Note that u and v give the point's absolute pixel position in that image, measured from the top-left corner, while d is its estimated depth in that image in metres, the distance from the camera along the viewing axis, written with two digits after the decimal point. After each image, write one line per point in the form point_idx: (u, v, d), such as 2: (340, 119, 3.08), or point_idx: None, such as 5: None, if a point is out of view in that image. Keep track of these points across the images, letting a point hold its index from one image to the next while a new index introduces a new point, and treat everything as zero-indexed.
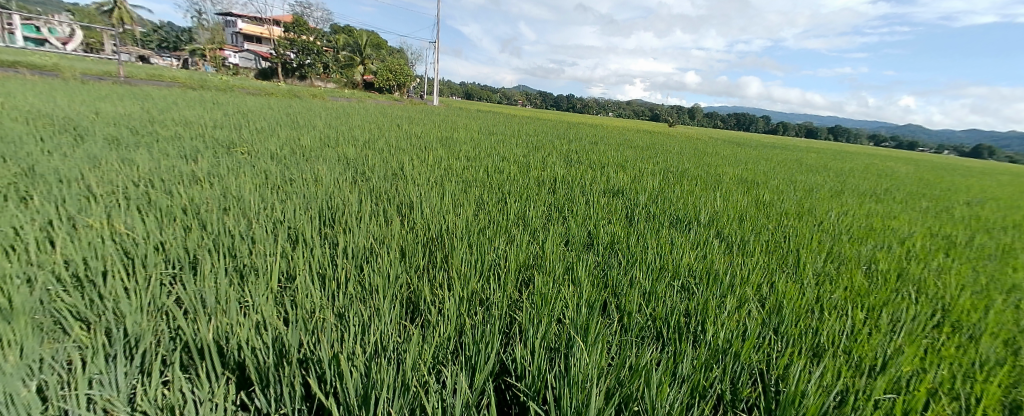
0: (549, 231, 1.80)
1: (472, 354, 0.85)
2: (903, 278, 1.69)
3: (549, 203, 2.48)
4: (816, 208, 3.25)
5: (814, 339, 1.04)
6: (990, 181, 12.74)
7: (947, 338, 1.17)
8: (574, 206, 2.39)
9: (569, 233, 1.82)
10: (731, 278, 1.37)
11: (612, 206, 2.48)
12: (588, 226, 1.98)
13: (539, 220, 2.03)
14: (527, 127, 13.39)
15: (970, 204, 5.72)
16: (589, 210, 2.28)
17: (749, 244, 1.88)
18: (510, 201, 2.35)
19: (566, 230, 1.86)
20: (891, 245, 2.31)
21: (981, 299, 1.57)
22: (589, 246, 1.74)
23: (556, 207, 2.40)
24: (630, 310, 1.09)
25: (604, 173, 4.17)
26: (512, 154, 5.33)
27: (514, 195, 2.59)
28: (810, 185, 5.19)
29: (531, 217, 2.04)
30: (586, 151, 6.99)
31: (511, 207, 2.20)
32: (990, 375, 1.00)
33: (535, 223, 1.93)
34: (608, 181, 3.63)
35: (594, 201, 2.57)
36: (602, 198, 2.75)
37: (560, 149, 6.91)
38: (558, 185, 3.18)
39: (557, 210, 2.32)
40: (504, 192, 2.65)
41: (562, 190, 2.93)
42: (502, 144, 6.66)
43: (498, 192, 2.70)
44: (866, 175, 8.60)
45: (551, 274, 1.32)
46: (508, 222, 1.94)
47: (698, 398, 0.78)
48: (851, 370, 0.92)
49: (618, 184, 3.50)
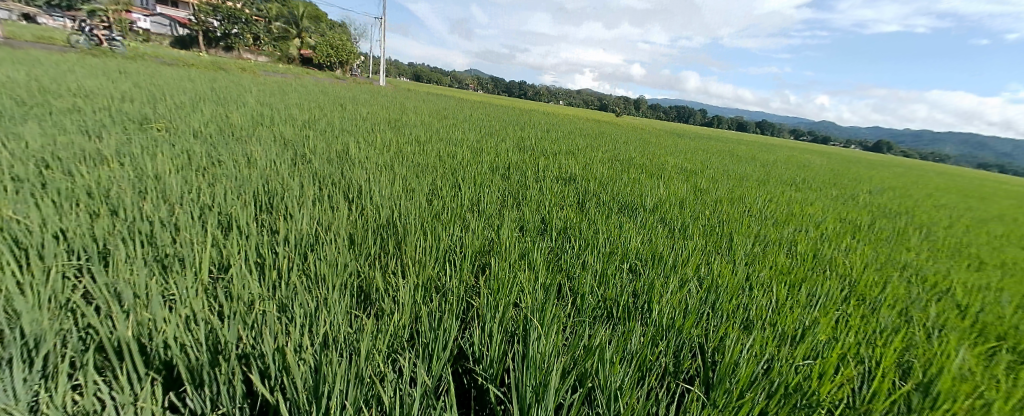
0: (504, 217, 1.80)
1: (430, 340, 0.84)
2: (818, 258, 1.91)
3: (503, 189, 2.48)
4: (746, 195, 3.57)
5: (745, 314, 1.15)
6: (885, 172, 14.65)
7: (853, 310, 1.35)
8: (528, 192, 2.41)
9: (523, 219, 1.84)
10: (674, 259, 1.47)
11: (565, 193, 2.53)
12: (542, 212, 2.02)
13: (492, 205, 2.02)
14: (478, 112, 13.24)
15: (870, 192, 6.58)
16: (543, 197, 2.32)
17: (690, 228, 2.02)
18: (464, 187, 2.32)
19: (520, 216, 1.88)
20: (807, 228, 2.61)
21: (880, 276, 1.81)
22: (542, 231, 1.77)
23: (509, 193, 2.41)
24: (583, 292, 1.13)
25: (555, 160, 4.27)
26: (465, 139, 5.25)
27: (467, 180, 2.56)
28: (741, 174, 5.69)
29: (485, 203, 2.03)
30: (537, 138, 7.05)
31: (465, 193, 2.17)
32: (888, 340, 1.17)
33: (489, 209, 1.93)
34: (560, 168, 3.69)
35: (547, 187, 2.62)
36: (555, 184, 2.80)
37: (512, 135, 6.90)
38: (512, 171, 3.19)
39: (511, 196, 2.33)
40: (457, 178, 2.61)
41: (516, 177, 2.95)
42: (453, 129, 6.51)
43: (451, 177, 2.65)
44: (790, 166, 9.56)
45: (507, 258, 1.32)
46: (462, 208, 1.91)
47: (645, 371, 0.85)
48: (777, 341, 1.03)
49: (569, 171, 3.58)
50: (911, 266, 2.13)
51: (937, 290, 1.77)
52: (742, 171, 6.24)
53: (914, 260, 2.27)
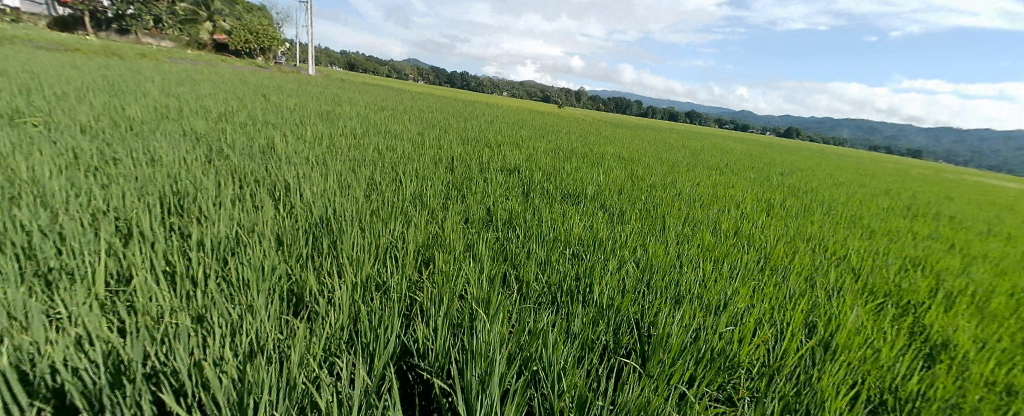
0: (448, 210, 1.77)
1: (370, 340, 0.80)
2: (738, 235, 2.11)
3: (446, 182, 2.43)
4: (676, 180, 3.83)
5: (676, 288, 1.24)
6: (794, 156, 16.50)
7: (767, 278, 1.51)
8: (473, 184, 2.39)
9: (468, 211, 1.82)
10: (613, 243, 1.55)
11: (510, 184, 2.55)
12: (487, 203, 2.01)
13: (436, 199, 1.98)
14: (420, 104, 12.85)
15: (781, 174, 7.38)
16: (487, 188, 2.32)
17: (627, 213, 2.13)
18: (405, 180, 2.25)
19: (465, 209, 1.85)
20: (728, 208, 2.87)
21: (788, 247, 2.04)
22: (487, 222, 1.77)
23: (453, 185, 2.38)
24: (528, 279, 1.14)
25: (500, 151, 4.28)
26: (406, 132, 5.07)
27: (409, 174, 2.48)
28: (673, 161, 6.10)
29: (428, 196, 1.99)
30: (481, 130, 7.00)
31: (407, 187, 2.10)
32: (795, 302, 1.33)
33: (432, 202, 1.89)
34: (505, 160, 3.70)
35: (491, 178, 2.62)
36: (499, 175, 2.81)
37: (456, 127, 6.79)
38: (456, 163, 3.15)
39: (455, 188, 2.29)
40: (398, 171, 2.52)
41: (459, 169, 2.91)
42: (393, 121, 6.26)
43: (392, 171, 2.55)
44: (716, 152, 10.42)
45: (451, 251, 1.30)
46: (403, 203, 1.84)
47: (587, 350, 0.89)
48: (704, 311, 1.13)
49: (513, 162, 3.61)
50: (813, 236, 2.42)
51: (834, 256, 2.03)
52: (674, 158, 6.68)
53: (815, 232, 2.59)
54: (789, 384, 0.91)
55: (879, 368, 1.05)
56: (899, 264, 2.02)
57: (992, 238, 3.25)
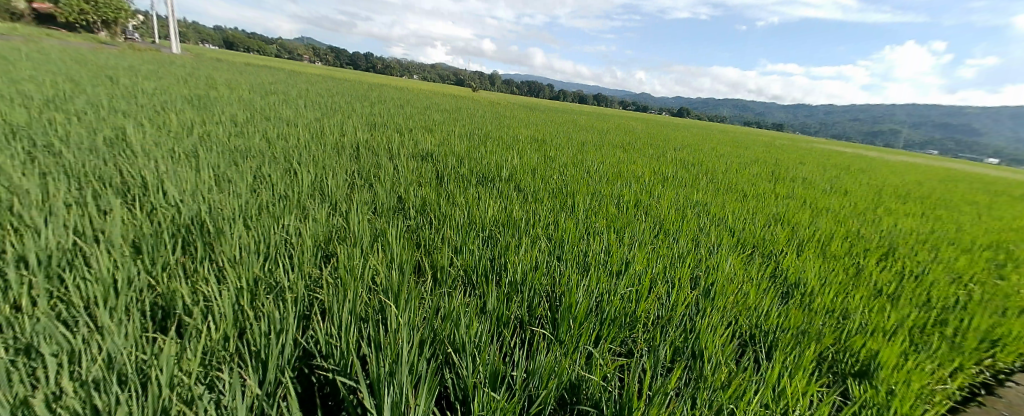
0: (353, 201, 1.66)
1: (262, 347, 0.72)
2: (638, 205, 2.32)
3: (352, 171, 2.27)
4: (585, 159, 4.07)
5: (584, 259, 1.33)
6: (687, 134, 18.57)
7: (662, 241, 1.69)
8: (381, 172, 2.27)
9: (377, 201, 1.73)
10: (526, 222, 1.59)
11: (421, 170, 2.47)
12: (398, 192, 1.93)
13: (340, 190, 1.84)
14: (322, 89, 11.74)
15: (676, 149, 8.26)
16: (398, 176, 2.22)
17: (540, 192, 2.21)
18: (303, 172, 2.05)
19: (373, 198, 1.75)
20: (629, 182, 3.13)
21: (678, 212, 2.30)
22: (399, 210, 1.69)
23: (359, 174, 2.23)
24: (442, 264, 1.13)
25: (412, 137, 4.12)
26: (305, 119, 4.60)
27: (307, 164, 2.26)
28: (584, 141, 6.47)
29: (331, 187, 1.83)
30: (392, 116, 6.66)
31: (304, 178, 1.91)
32: (684, 260, 1.51)
33: (336, 193, 1.75)
34: (416, 145, 3.57)
35: (402, 165, 2.50)
36: (410, 162, 2.70)
37: (364, 114, 6.36)
38: (363, 151, 2.95)
39: (362, 178, 2.15)
40: (294, 162, 2.28)
41: (367, 157, 2.73)
42: (289, 107, 5.64)
43: (286, 162, 2.30)
44: (622, 133, 11.27)
45: (357, 243, 1.22)
46: (301, 196, 1.68)
47: (502, 326, 0.93)
48: (608, 276, 1.23)
49: (426, 147, 3.50)
50: (697, 201, 2.76)
51: (716, 217, 2.33)
52: (585, 139, 7.08)
53: (699, 197, 2.95)
54: (679, 333, 1.05)
55: (749, 307, 1.25)
56: (765, 220, 2.39)
57: (829, 194, 4.02)
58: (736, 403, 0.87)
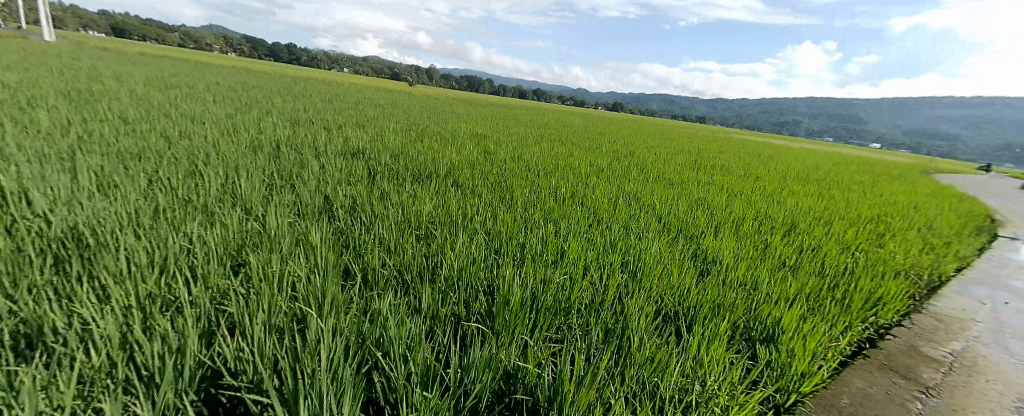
0: (273, 203, 1.53)
1: (156, 370, 0.64)
2: (573, 196, 2.40)
3: (272, 171, 2.10)
4: (524, 153, 4.13)
5: (522, 251, 1.36)
6: (623, 127, 19.59)
7: (596, 229, 1.77)
8: (306, 171, 2.13)
9: (300, 203, 1.62)
10: (461, 218, 1.58)
11: (352, 168, 2.35)
12: (324, 191, 1.82)
13: (258, 192, 1.69)
14: (241, 85, 10.72)
15: (612, 142, 8.67)
16: (325, 175, 2.09)
17: (478, 187, 2.21)
18: (212, 175, 1.86)
19: (296, 200, 1.64)
20: (566, 174, 3.24)
21: (611, 201, 2.42)
22: (326, 212, 1.60)
23: (280, 175, 2.07)
24: (372, 265, 1.08)
25: (343, 134, 3.90)
26: (219, 116, 4.18)
27: (219, 166, 2.06)
28: (525, 136, 6.56)
29: (247, 189, 1.68)
30: (322, 113, 6.26)
31: (215, 181, 1.73)
32: (616, 246, 1.60)
33: (252, 196, 1.60)
34: (348, 143, 3.40)
35: (330, 164, 2.36)
36: (340, 160, 2.56)
37: (289, 111, 5.91)
38: (286, 150, 2.74)
39: (284, 179, 2.00)
40: (203, 164, 2.06)
41: (291, 155, 2.54)
42: (199, 105, 5.08)
43: (193, 164, 2.07)
44: (562, 127, 11.60)
45: (277, 247, 1.13)
46: (210, 200, 1.52)
47: (437, 325, 0.92)
48: (545, 267, 1.27)
49: (358, 145, 3.34)
50: (628, 190, 2.92)
51: (645, 204, 2.48)
52: (526, 133, 7.18)
53: (630, 186, 3.13)
54: (610, 317, 1.11)
55: (674, 285, 1.35)
56: (688, 205, 2.59)
57: (744, 179, 4.45)
58: (659, 376, 0.94)
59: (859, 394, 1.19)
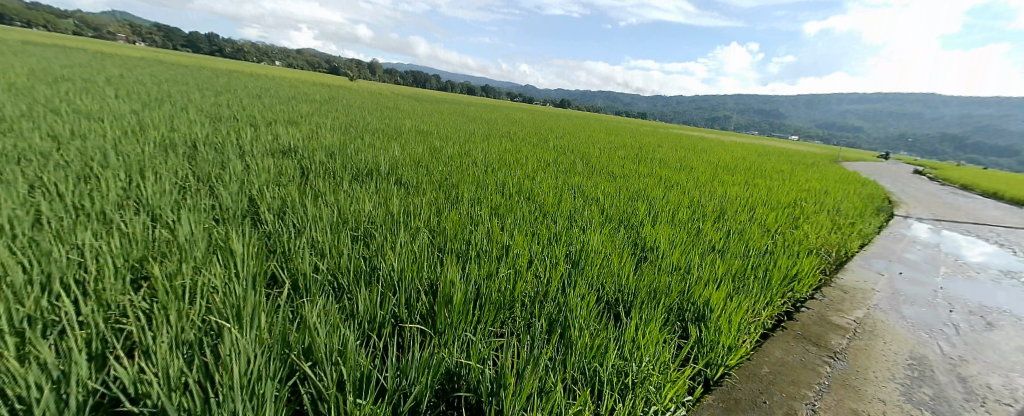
0: (189, 207, 1.40)
1: (35, 402, 0.57)
2: (520, 191, 2.44)
3: (189, 173, 1.92)
4: (472, 150, 4.12)
5: (467, 249, 1.36)
6: (572, 123, 20.10)
7: (541, 223, 1.81)
8: (229, 172, 1.97)
9: (222, 208, 1.49)
10: (402, 218, 1.54)
11: (284, 169, 2.21)
12: (250, 195, 1.69)
13: (170, 197, 1.53)
14: (154, 80, 9.64)
15: (561, 138, 8.89)
16: (251, 176, 1.94)
17: (422, 185, 2.17)
18: (112, 179, 1.65)
19: (216, 204, 1.51)
20: (512, 169, 3.28)
21: (555, 195, 2.48)
22: (252, 216, 1.50)
23: (199, 177, 1.90)
24: (302, 270, 1.03)
25: (276, 133, 3.66)
26: (126, 114, 3.74)
27: (122, 169, 1.84)
28: (474, 133, 6.54)
29: (157, 193, 1.53)
30: (251, 111, 5.79)
31: (116, 185, 1.55)
32: (560, 238, 1.65)
33: (163, 201, 1.46)
34: (281, 142, 3.19)
35: (258, 164, 2.21)
36: (270, 160, 2.40)
37: (212, 109, 5.40)
38: (206, 150, 2.51)
39: (202, 181, 1.84)
40: (103, 167, 1.84)
41: (212, 156, 2.34)
42: (99, 101, 4.49)
43: (90, 167, 1.84)
44: (513, 124, 11.70)
45: (192, 255, 1.04)
46: (111, 207, 1.36)
47: (374, 328, 0.90)
48: (489, 262, 1.28)
49: (291, 144, 3.14)
50: (572, 183, 3.02)
51: (588, 197, 2.57)
52: (475, 130, 7.15)
53: (574, 179, 3.23)
54: (552, 307, 1.14)
55: (614, 273, 1.42)
56: (628, 196, 2.72)
57: (681, 171, 4.74)
58: (598, 360, 0.98)
59: (775, 362, 1.32)
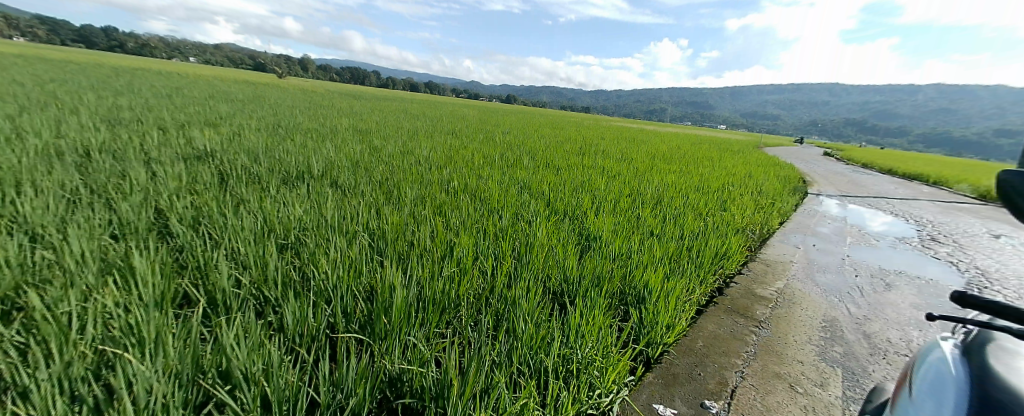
0: (78, 224, 1.24)
1: None
2: (464, 188, 2.41)
3: (80, 186, 1.69)
4: (415, 148, 4.02)
5: (410, 250, 1.32)
6: (520, 118, 20.28)
7: (487, 219, 1.81)
8: (130, 182, 1.76)
9: (122, 223, 1.33)
10: (338, 222, 1.46)
11: (199, 176, 2.02)
12: (158, 206, 1.52)
13: (54, 213, 1.34)
14: (37, 80, 8.33)
15: (508, 134, 8.94)
16: (158, 185, 1.75)
17: (361, 186, 2.08)
18: None
19: (115, 218, 1.34)
20: (457, 167, 3.24)
21: (499, 190, 2.49)
22: (160, 230, 1.35)
23: (92, 189, 1.68)
24: (220, 287, 0.95)
25: (192, 136, 3.32)
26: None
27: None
28: (418, 130, 6.39)
29: (36, 209, 1.32)
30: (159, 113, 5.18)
31: None
32: (505, 233, 1.65)
33: (45, 218, 1.27)
34: (197, 147, 2.90)
35: (168, 171, 1.99)
36: (183, 166, 2.17)
37: (111, 112, 4.77)
38: (102, 157, 2.22)
39: (96, 193, 1.62)
40: None
41: (110, 164, 2.08)
42: None
43: None
44: (460, 120, 11.57)
45: (82, 280, 0.92)
46: None
47: (306, 342, 0.86)
48: (433, 263, 1.26)
49: (209, 148, 2.87)
50: (516, 178, 3.05)
51: (533, 191, 2.60)
52: (420, 128, 6.98)
53: (518, 174, 3.27)
54: (498, 303, 1.15)
55: (559, 263, 1.45)
56: (571, 188, 2.79)
57: (623, 162, 4.95)
58: (543, 351, 1.00)
59: (708, 335, 1.43)
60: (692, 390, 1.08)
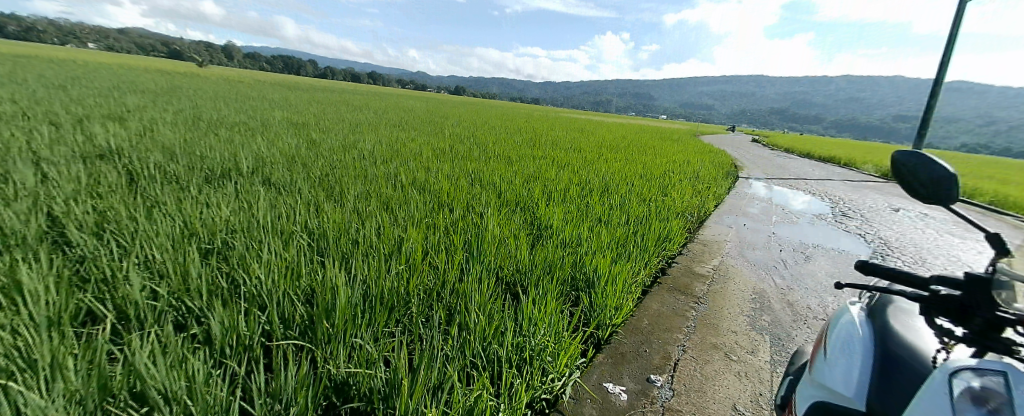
0: None
1: None
2: (412, 182, 2.35)
3: None
4: (358, 141, 3.83)
5: (355, 249, 1.26)
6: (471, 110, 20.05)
7: (436, 213, 1.77)
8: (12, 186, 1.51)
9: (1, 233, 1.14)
10: (272, 222, 1.36)
11: (101, 177, 1.78)
12: (49, 212, 1.33)
13: None
14: None
15: (459, 126, 8.81)
16: (48, 188, 1.52)
17: (298, 183, 1.95)
18: None
19: None
20: (404, 160, 3.14)
21: (448, 182, 2.45)
22: (54, 240, 1.18)
23: None
24: (131, 300, 0.86)
25: (93, 132, 2.92)
26: None
27: None
28: (362, 123, 6.10)
29: None
30: (49, 106, 4.49)
31: None
32: (455, 226, 1.63)
33: None
34: (98, 144, 2.55)
35: (61, 172, 1.74)
36: (82, 166, 1.91)
37: None
38: None
39: None
40: None
41: None
42: None
43: None
44: (408, 113, 11.21)
45: None
46: None
47: (239, 354, 0.79)
48: (380, 261, 1.21)
49: (114, 145, 2.54)
50: (465, 170, 3.01)
51: (483, 183, 2.59)
52: (364, 121, 6.67)
53: (468, 166, 3.24)
54: (450, 298, 1.14)
55: (510, 254, 1.46)
56: (521, 179, 2.81)
57: (571, 152, 5.06)
58: (496, 341, 1.00)
59: (653, 313, 1.51)
60: (639, 367, 1.15)
